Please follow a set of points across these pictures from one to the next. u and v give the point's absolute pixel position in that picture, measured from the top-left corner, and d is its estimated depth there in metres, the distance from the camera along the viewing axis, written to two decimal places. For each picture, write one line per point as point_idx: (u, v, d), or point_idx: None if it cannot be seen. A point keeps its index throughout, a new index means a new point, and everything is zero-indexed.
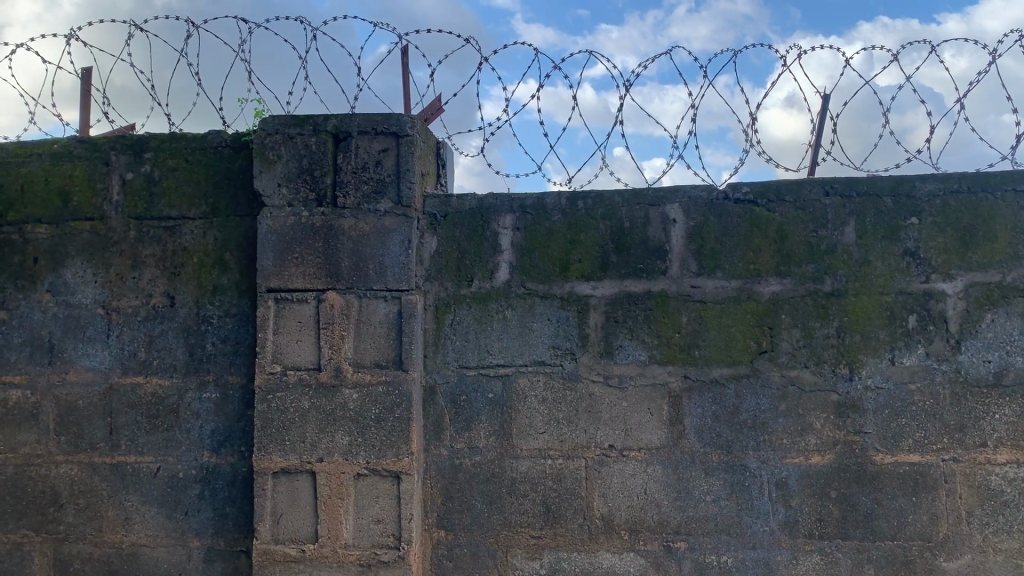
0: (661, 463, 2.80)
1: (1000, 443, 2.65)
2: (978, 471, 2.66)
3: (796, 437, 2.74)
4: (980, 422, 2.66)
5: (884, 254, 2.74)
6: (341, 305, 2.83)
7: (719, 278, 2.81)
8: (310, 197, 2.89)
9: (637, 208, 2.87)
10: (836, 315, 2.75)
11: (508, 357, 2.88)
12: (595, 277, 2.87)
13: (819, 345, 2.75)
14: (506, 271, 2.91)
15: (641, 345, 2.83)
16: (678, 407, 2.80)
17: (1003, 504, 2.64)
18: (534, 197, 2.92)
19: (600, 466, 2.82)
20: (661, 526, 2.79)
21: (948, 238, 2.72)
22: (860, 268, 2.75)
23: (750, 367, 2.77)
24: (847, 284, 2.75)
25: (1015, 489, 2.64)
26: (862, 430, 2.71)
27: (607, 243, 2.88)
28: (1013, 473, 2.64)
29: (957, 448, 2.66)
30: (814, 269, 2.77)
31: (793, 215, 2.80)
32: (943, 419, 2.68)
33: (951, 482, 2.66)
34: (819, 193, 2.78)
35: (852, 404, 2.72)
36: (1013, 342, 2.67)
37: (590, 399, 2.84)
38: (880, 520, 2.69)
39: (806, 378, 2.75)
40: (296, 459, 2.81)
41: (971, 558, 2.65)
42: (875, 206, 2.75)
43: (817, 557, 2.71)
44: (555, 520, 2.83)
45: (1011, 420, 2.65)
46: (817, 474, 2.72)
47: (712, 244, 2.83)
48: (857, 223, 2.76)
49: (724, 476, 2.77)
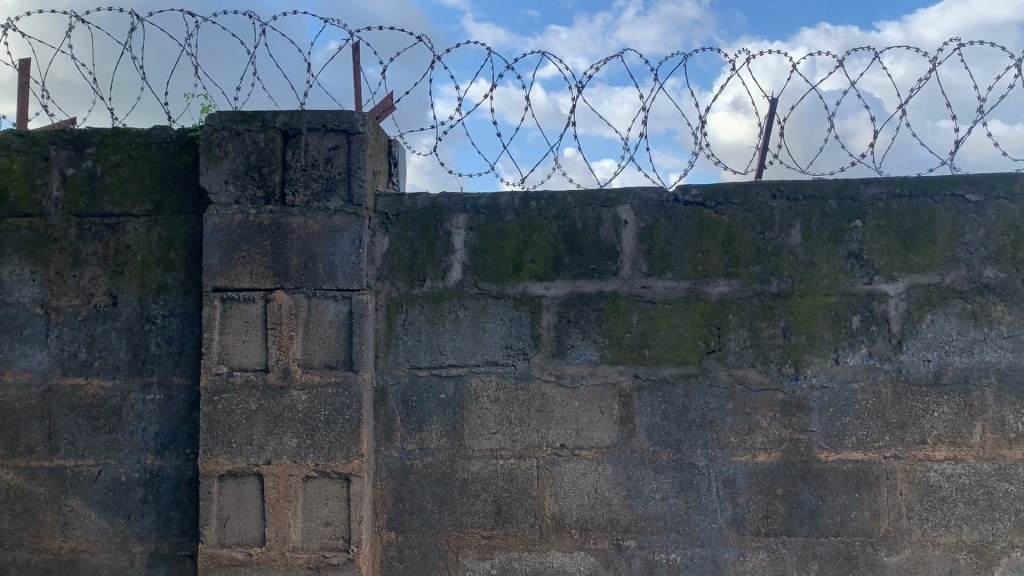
0: (612, 462, 2.81)
1: (939, 440, 2.72)
2: (918, 468, 2.72)
3: (743, 435, 2.78)
4: (920, 420, 2.73)
5: (829, 256, 2.80)
6: (290, 305, 2.79)
7: (670, 279, 2.84)
8: (258, 195, 2.84)
9: (589, 209, 2.88)
10: (782, 315, 2.79)
11: (460, 358, 2.87)
12: (547, 277, 2.87)
13: (766, 345, 2.79)
14: (459, 271, 2.90)
15: (593, 345, 2.84)
16: (628, 406, 2.82)
17: (941, 500, 2.71)
18: (487, 196, 2.92)
19: (551, 466, 2.83)
20: (611, 525, 2.81)
21: (890, 241, 2.78)
22: (806, 270, 2.80)
23: (699, 366, 2.81)
24: (793, 285, 2.80)
25: (953, 485, 2.71)
26: (807, 428, 2.76)
27: (559, 243, 2.88)
28: (951, 469, 2.71)
29: (898, 445, 2.73)
30: (761, 270, 2.81)
31: (741, 217, 2.84)
32: (884, 417, 2.74)
33: (892, 479, 2.72)
34: (766, 196, 2.83)
35: (797, 403, 2.77)
36: (952, 342, 2.74)
37: (542, 399, 2.85)
38: (825, 517, 2.74)
39: (752, 377, 2.79)
40: (243, 461, 2.76)
41: (910, 553, 2.71)
42: (820, 209, 2.81)
43: (763, 553, 2.75)
44: (506, 521, 2.83)
45: (949, 418, 2.72)
46: (763, 471, 2.77)
47: (663, 245, 2.86)
48: (802, 225, 2.81)
49: (673, 474, 2.80)
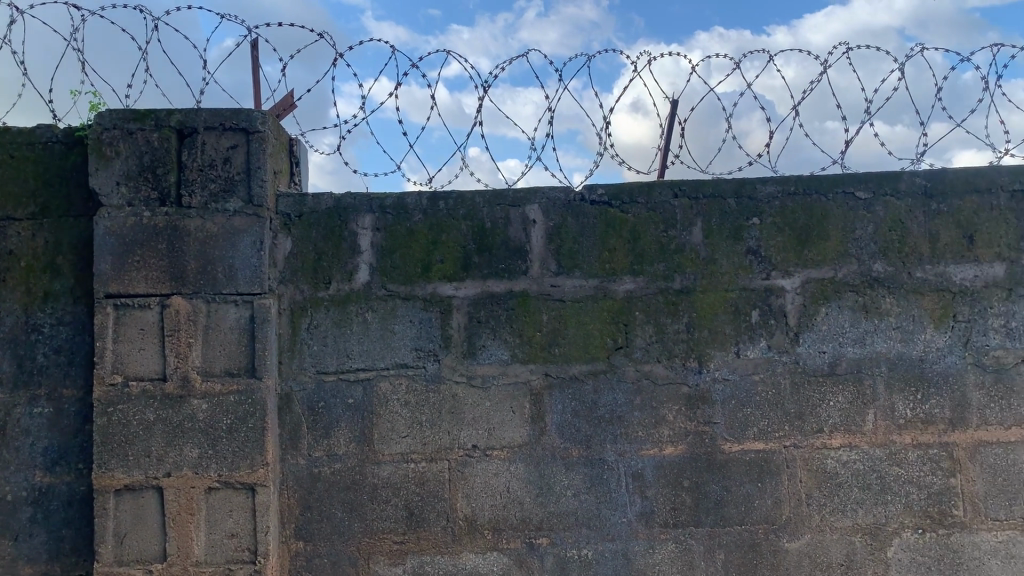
0: (523, 461, 2.82)
1: (834, 428, 2.82)
2: (816, 456, 2.82)
3: (650, 429, 2.84)
4: (817, 409, 2.83)
5: (729, 253, 2.87)
6: (189, 311, 2.69)
7: (578, 278, 2.87)
8: (153, 196, 2.72)
9: (497, 209, 2.88)
10: (686, 311, 2.86)
11: (368, 361, 2.83)
12: (456, 277, 2.85)
13: (671, 340, 2.85)
14: (365, 272, 2.85)
15: (503, 344, 2.84)
16: (539, 405, 2.83)
17: (838, 486, 2.81)
18: (393, 196, 2.88)
19: (463, 467, 2.82)
20: (523, 523, 2.81)
21: (787, 237, 2.87)
22: (708, 267, 2.87)
23: (607, 363, 2.84)
24: (696, 281, 2.87)
25: (849, 471, 2.81)
26: (711, 421, 2.84)
27: (468, 243, 2.87)
28: (846, 456, 2.82)
29: (796, 434, 2.83)
30: (665, 268, 2.87)
31: (645, 216, 2.89)
32: (783, 407, 2.83)
33: (792, 467, 2.82)
34: (668, 195, 2.89)
35: (701, 396, 2.84)
36: (845, 334, 2.84)
37: (453, 400, 2.83)
38: (729, 506, 2.82)
39: (659, 372, 2.84)
40: (141, 475, 2.64)
41: (810, 538, 2.81)
42: (720, 208, 2.88)
43: (672, 545, 2.81)
44: (418, 524, 2.81)
45: (844, 407, 2.83)
46: (670, 464, 2.83)
47: (570, 244, 2.88)
48: (703, 223, 2.88)
49: (584, 470, 2.82)
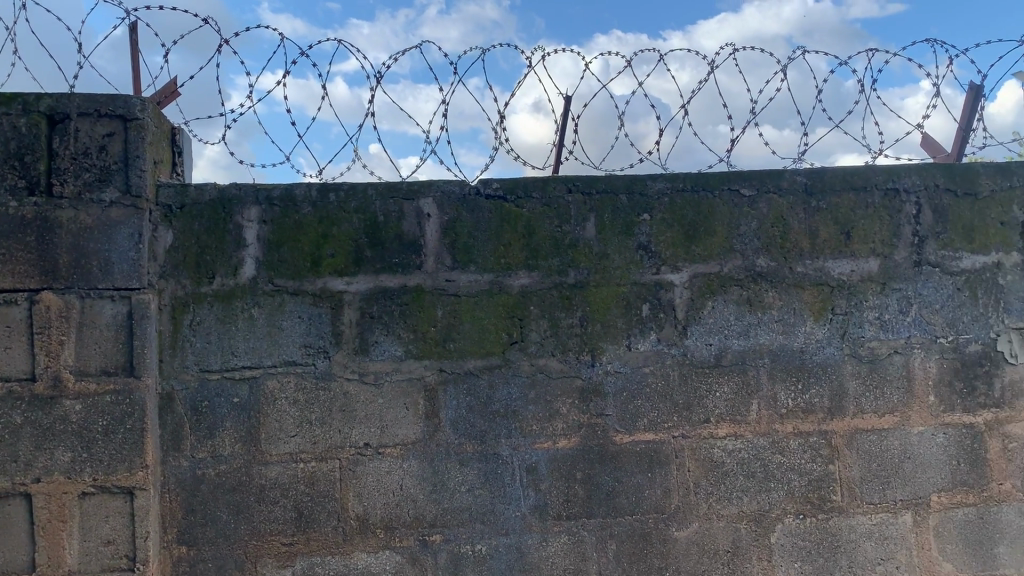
0: (417, 458, 2.79)
1: (720, 418, 2.90)
2: (703, 445, 2.89)
3: (544, 423, 2.84)
4: (704, 400, 2.90)
5: (621, 247, 2.91)
6: (60, 306, 2.55)
7: (472, 272, 2.85)
8: (20, 185, 2.56)
9: (390, 202, 2.83)
10: (579, 305, 2.88)
11: (255, 358, 2.74)
12: (348, 272, 2.79)
13: (564, 334, 2.87)
14: (252, 266, 2.76)
15: (396, 340, 2.79)
16: (433, 400, 2.80)
17: (724, 474, 2.89)
18: (281, 188, 2.79)
19: (355, 466, 2.76)
20: (417, 521, 2.78)
21: (676, 232, 2.93)
22: (600, 261, 2.90)
23: (502, 358, 2.84)
24: (589, 276, 2.89)
25: (734, 459, 2.90)
26: (603, 413, 2.87)
27: (360, 237, 2.81)
28: (732, 445, 2.90)
29: (685, 425, 2.89)
30: (559, 262, 2.88)
31: (539, 211, 2.90)
32: (672, 399, 2.89)
33: (680, 457, 2.88)
34: (562, 191, 2.90)
35: (594, 389, 2.87)
36: (730, 326, 2.92)
37: (344, 398, 2.77)
38: (620, 497, 2.86)
39: (552, 366, 2.86)
40: (7, 481, 2.48)
41: (698, 526, 2.88)
42: (611, 203, 2.92)
43: (565, 537, 2.83)
44: (308, 526, 2.74)
45: (730, 397, 2.91)
46: (564, 457, 2.85)
47: (465, 238, 2.86)
48: (596, 218, 2.91)
49: (478, 466, 2.81)
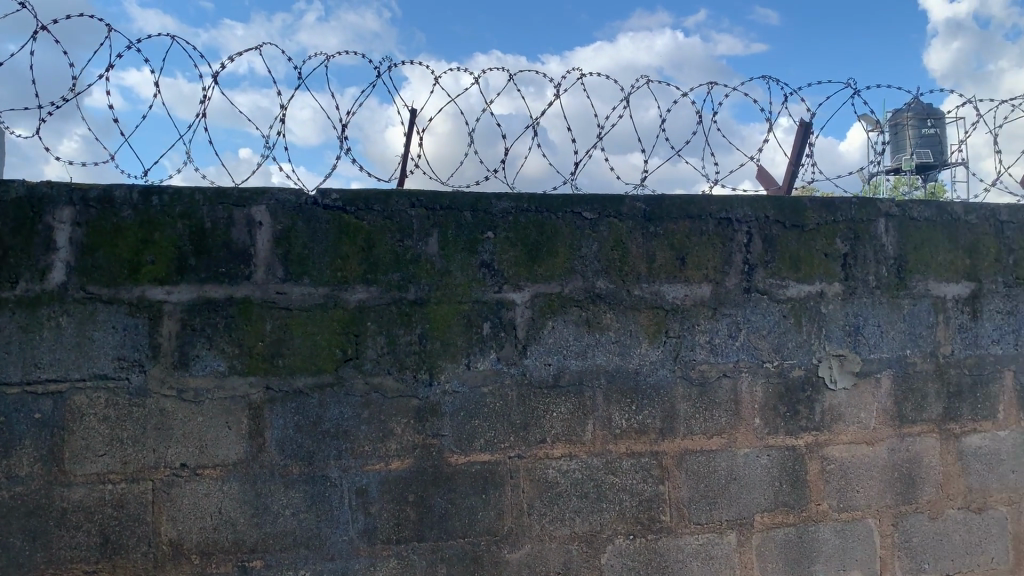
0: (238, 479, 2.64)
1: (556, 438, 2.89)
2: (538, 466, 2.87)
3: (376, 444, 2.75)
4: (541, 420, 2.88)
5: (463, 265, 2.84)
6: None
7: (306, 285, 2.71)
8: None
9: (220, 208, 2.67)
10: (419, 321, 2.79)
11: (61, 371, 2.53)
12: (169, 281, 2.62)
13: (402, 351, 2.77)
14: (62, 271, 2.54)
15: (220, 355, 2.64)
16: (258, 419, 2.67)
17: (557, 495, 2.88)
18: (99, 188, 2.58)
19: (169, 488, 2.59)
20: (236, 546, 2.63)
21: (518, 252, 2.89)
22: (441, 278, 2.82)
23: (334, 375, 2.72)
24: (430, 292, 2.81)
25: (568, 480, 2.89)
26: (439, 433, 2.80)
27: (185, 244, 2.64)
28: (566, 465, 2.89)
29: (521, 445, 2.86)
30: (399, 278, 2.78)
31: (380, 223, 2.78)
32: (509, 419, 2.85)
33: (515, 478, 2.85)
34: (405, 205, 2.80)
35: (430, 409, 2.79)
36: (568, 346, 2.91)
37: (161, 415, 2.60)
38: (453, 520, 2.80)
39: (388, 384, 2.76)
40: None
41: (530, 548, 2.85)
42: (456, 219, 2.84)
43: (394, 561, 2.74)
44: (114, 552, 2.56)
45: (566, 417, 2.90)
46: (396, 479, 2.76)
47: (300, 249, 2.72)
48: (439, 234, 2.83)
49: (304, 488, 2.69)
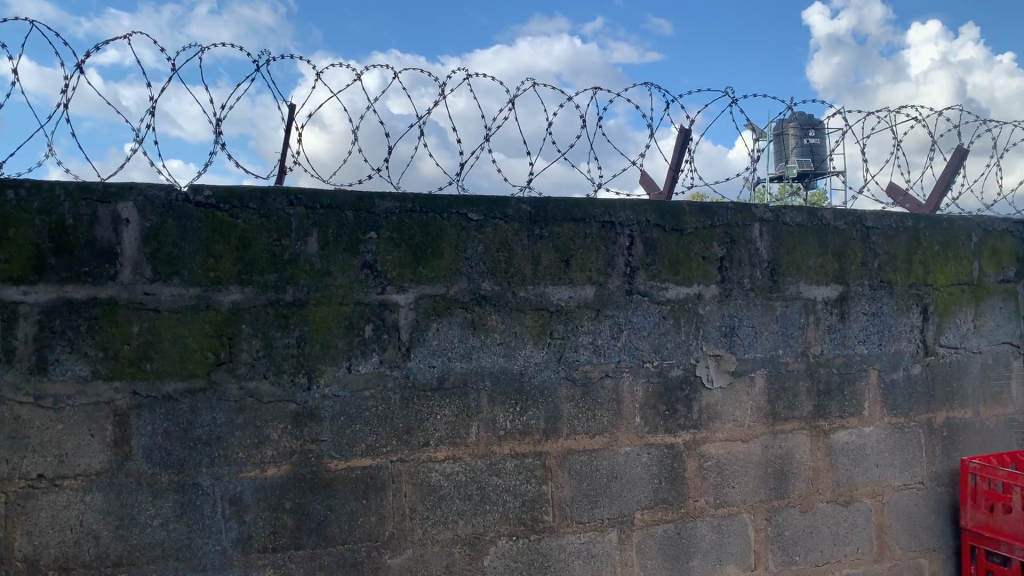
0: (101, 490, 2.48)
1: (440, 441, 2.74)
2: (421, 470, 2.72)
3: (251, 451, 2.60)
4: (424, 424, 2.73)
5: (344, 266, 2.68)
6: None
7: (176, 286, 2.53)
8: None
9: (82, 204, 2.48)
10: (297, 324, 2.64)
11: None
12: (25, 281, 2.42)
13: (278, 355, 2.62)
14: None
15: (82, 359, 2.46)
16: (124, 427, 2.50)
17: (440, 498, 2.74)
18: None
19: (24, 500, 2.42)
20: (98, 560, 2.47)
21: (402, 253, 2.72)
22: (321, 279, 2.66)
23: (207, 379, 2.56)
24: (309, 294, 2.65)
25: (452, 483, 2.75)
26: (317, 439, 2.65)
27: (43, 242, 2.44)
28: (449, 468, 2.75)
29: (403, 449, 2.71)
30: (276, 279, 2.62)
31: (256, 222, 2.61)
32: (392, 422, 2.71)
33: (397, 482, 2.71)
34: (282, 203, 2.63)
35: (309, 414, 2.64)
36: (453, 348, 2.76)
37: (15, 423, 2.42)
38: (332, 526, 2.66)
39: (264, 389, 2.61)
40: None
41: (412, 553, 2.72)
42: (336, 219, 2.67)
43: (270, 570, 2.61)
44: None
45: (450, 420, 2.75)
46: (272, 485, 2.61)
47: (170, 247, 2.54)
48: (318, 234, 2.66)
49: (174, 497, 2.53)
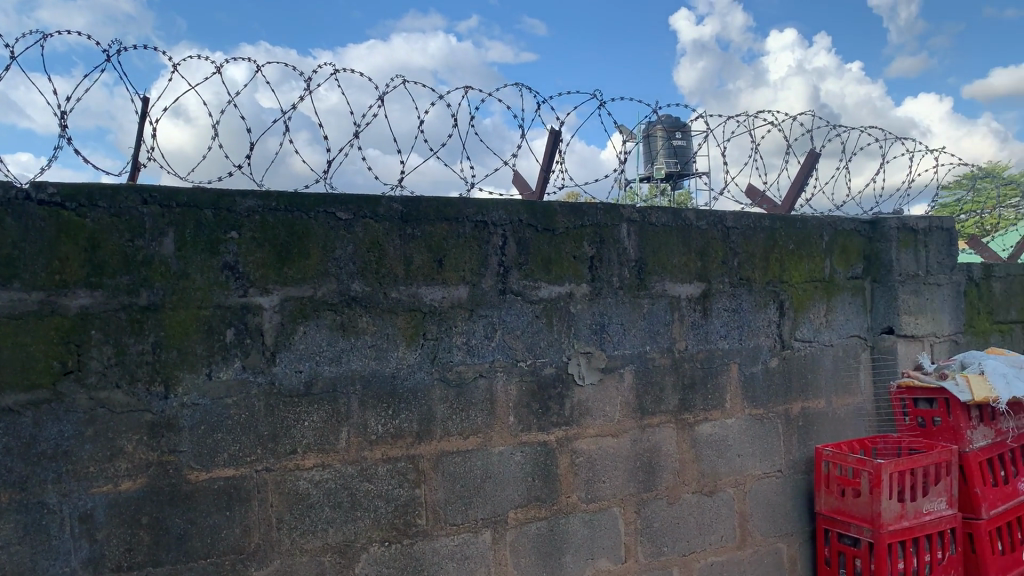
0: None
1: (307, 449, 2.30)
2: (288, 478, 2.27)
3: (103, 463, 2.08)
4: (291, 430, 2.28)
5: (204, 267, 2.19)
6: None
7: (14, 291, 1.99)
8: None
9: None
10: (152, 330, 2.14)
11: None
12: None
13: (132, 363, 2.12)
14: None
15: None
16: None
17: (309, 507, 2.29)
18: None
19: None
20: None
21: (266, 253, 2.26)
22: (177, 283, 2.16)
23: (53, 392, 2.03)
24: (165, 298, 2.15)
25: (321, 491, 2.31)
26: (176, 449, 2.16)
27: None
28: (319, 475, 2.30)
29: (268, 457, 2.25)
30: (129, 282, 2.11)
31: (107, 222, 2.09)
32: (255, 430, 2.24)
33: (263, 491, 2.25)
34: (135, 201, 2.12)
35: (165, 423, 2.15)
36: (322, 353, 2.32)
37: None
38: (194, 539, 2.17)
39: (117, 399, 2.10)
40: None
41: (280, 563, 2.27)
42: (195, 218, 2.18)
43: None
44: None
45: (318, 427, 2.31)
46: (127, 500, 2.11)
47: (4, 248, 1.98)
48: (176, 234, 2.16)
49: (16, 517, 2.00)
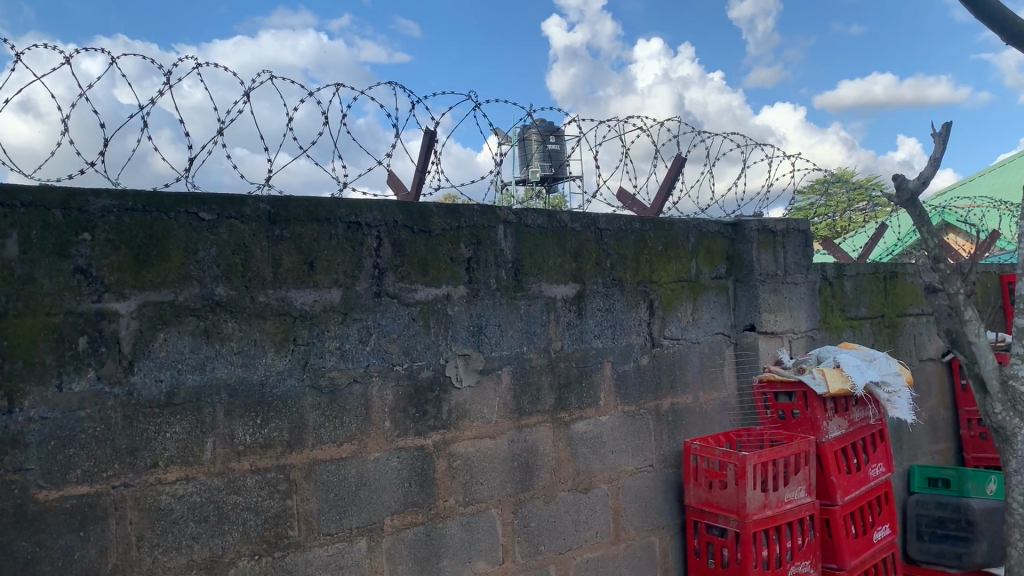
0: None
1: (170, 462, 2.15)
2: (149, 493, 2.12)
3: None
4: (152, 442, 2.13)
5: (52, 271, 2.02)
6: None
7: None
8: None
9: None
10: None
11: None
12: None
13: None
14: None
15: None
16: None
17: (173, 523, 2.15)
18: None
19: None
20: None
21: (123, 256, 2.11)
22: (23, 288, 1.98)
23: None
24: (9, 304, 1.96)
25: (185, 505, 2.17)
26: (23, 467, 1.96)
27: None
28: (183, 489, 2.17)
29: (127, 472, 2.09)
30: None
31: None
32: (113, 443, 2.08)
33: (122, 509, 2.08)
34: None
35: (10, 440, 1.95)
36: (184, 360, 2.19)
37: None
38: (42, 564, 1.98)
39: None
40: None
41: None
42: (42, 218, 2.01)
43: None
44: None
45: (181, 438, 2.17)
46: None
47: None
48: (20, 236, 1.98)
49: None
